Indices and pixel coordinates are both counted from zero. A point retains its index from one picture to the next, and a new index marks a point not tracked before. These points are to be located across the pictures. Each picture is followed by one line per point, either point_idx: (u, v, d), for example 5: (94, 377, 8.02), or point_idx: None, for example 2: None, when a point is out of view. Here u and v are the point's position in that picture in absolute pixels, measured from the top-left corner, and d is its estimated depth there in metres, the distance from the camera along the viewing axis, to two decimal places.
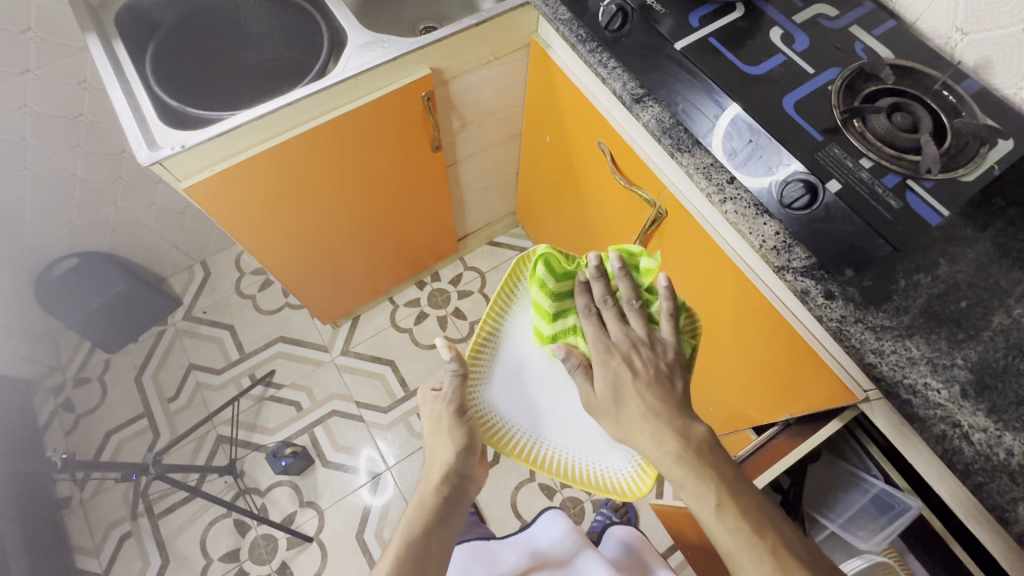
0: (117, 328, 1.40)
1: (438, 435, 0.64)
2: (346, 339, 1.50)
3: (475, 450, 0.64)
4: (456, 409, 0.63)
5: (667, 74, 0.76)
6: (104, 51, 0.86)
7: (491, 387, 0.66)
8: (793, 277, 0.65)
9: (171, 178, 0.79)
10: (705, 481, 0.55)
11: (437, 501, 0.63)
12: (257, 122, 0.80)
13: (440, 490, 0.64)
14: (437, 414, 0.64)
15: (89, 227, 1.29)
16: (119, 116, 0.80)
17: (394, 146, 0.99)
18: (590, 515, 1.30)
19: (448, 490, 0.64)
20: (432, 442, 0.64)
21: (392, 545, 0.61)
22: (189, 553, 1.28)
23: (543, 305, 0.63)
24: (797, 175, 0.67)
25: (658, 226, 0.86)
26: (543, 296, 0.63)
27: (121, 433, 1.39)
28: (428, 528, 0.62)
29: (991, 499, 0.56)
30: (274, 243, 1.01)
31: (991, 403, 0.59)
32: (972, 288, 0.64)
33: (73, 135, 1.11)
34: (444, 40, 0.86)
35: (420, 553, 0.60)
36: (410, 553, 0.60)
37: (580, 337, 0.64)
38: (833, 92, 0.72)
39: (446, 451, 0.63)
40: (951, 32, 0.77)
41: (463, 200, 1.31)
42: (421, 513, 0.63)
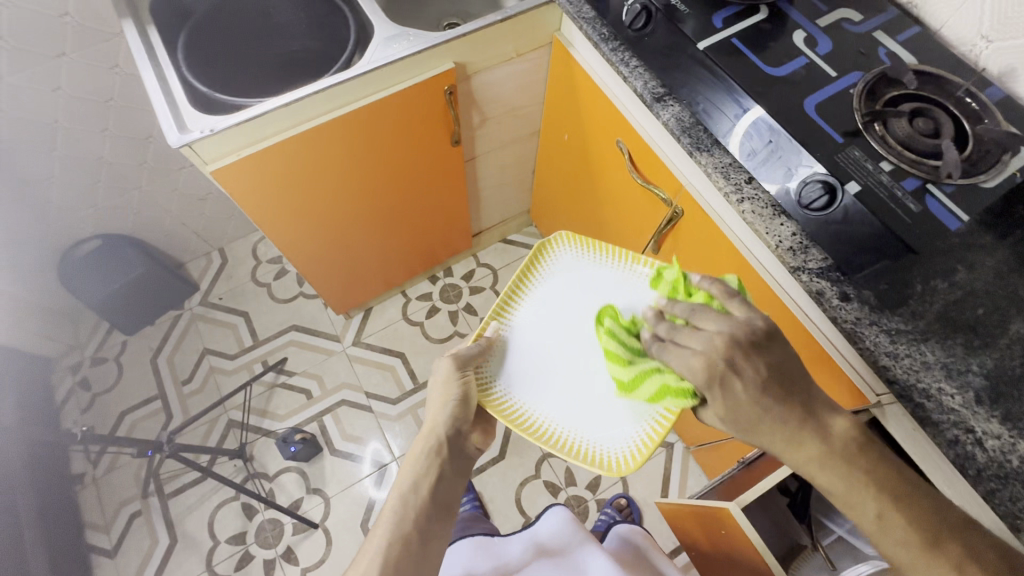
0: (135, 311, 1.43)
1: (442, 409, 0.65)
2: (358, 330, 1.51)
3: (469, 407, 0.65)
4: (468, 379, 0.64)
5: (688, 73, 0.77)
6: (139, 36, 0.88)
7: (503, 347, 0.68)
8: (809, 278, 0.65)
9: (198, 161, 0.81)
10: None
11: (432, 457, 0.65)
12: (283, 109, 0.82)
13: (435, 447, 0.66)
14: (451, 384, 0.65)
15: (113, 210, 1.32)
16: (152, 100, 0.82)
17: (414, 139, 1.00)
18: (594, 514, 1.29)
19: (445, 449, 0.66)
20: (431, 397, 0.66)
21: (389, 501, 0.64)
22: (197, 534, 1.30)
23: (616, 352, 0.60)
24: (817, 176, 0.68)
25: (674, 225, 0.87)
26: (614, 343, 0.60)
27: (135, 413, 1.41)
28: (422, 484, 0.65)
29: (1003, 506, 0.56)
30: (292, 231, 1.03)
31: (1005, 410, 0.59)
32: (989, 296, 0.64)
33: (104, 119, 1.14)
34: (469, 34, 0.88)
35: (423, 510, 0.63)
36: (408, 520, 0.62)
37: (670, 375, 0.57)
38: (855, 95, 0.72)
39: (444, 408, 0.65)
40: (976, 40, 0.77)
41: (479, 196, 1.33)
42: (415, 468, 0.65)
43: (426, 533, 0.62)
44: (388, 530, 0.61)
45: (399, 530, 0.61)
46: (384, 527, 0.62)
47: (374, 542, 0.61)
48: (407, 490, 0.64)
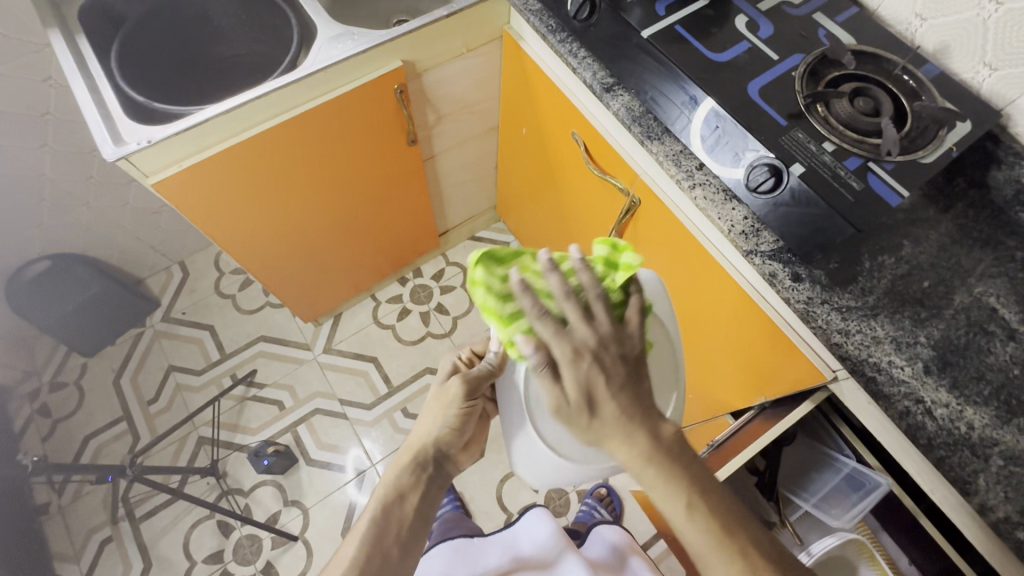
0: (93, 332, 1.38)
1: (439, 413, 0.69)
2: (329, 337, 1.49)
3: (462, 434, 0.70)
4: (467, 390, 0.67)
5: (636, 62, 0.77)
6: (67, 46, 0.84)
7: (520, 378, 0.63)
8: (761, 261, 0.66)
9: (138, 174, 0.78)
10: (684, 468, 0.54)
11: (417, 470, 0.68)
12: (225, 116, 0.79)
13: (419, 460, 0.69)
14: (446, 389, 0.68)
15: (61, 228, 1.27)
16: (84, 113, 0.78)
17: (369, 140, 0.98)
18: (575, 505, 1.30)
19: (430, 465, 0.69)
20: (429, 411, 0.70)
21: (369, 507, 0.66)
22: (172, 556, 1.27)
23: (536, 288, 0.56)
24: (763, 159, 0.68)
25: (633, 215, 0.87)
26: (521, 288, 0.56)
27: (100, 437, 1.37)
28: (407, 497, 0.67)
29: (953, 471, 0.57)
30: (250, 240, 1.01)
31: (952, 379, 0.60)
32: (934, 268, 0.66)
33: (41, 134, 1.09)
34: (416, 31, 0.86)
35: (404, 528, 0.65)
36: (384, 532, 0.64)
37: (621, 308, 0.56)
38: (797, 78, 0.73)
39: (439, 422, 0.68)
40: (911, 18, 0.78)
41: (442, 194, 1.31)
42: (401, 476, 0.68)
43: (404, 547, 0.64)
44: (365, 538, 0.63)
45: (377, 540, 0.63)
46: (360, 538, 0.63)
47: (349, 547, 0.63)
48: (387, 501, 0.66)
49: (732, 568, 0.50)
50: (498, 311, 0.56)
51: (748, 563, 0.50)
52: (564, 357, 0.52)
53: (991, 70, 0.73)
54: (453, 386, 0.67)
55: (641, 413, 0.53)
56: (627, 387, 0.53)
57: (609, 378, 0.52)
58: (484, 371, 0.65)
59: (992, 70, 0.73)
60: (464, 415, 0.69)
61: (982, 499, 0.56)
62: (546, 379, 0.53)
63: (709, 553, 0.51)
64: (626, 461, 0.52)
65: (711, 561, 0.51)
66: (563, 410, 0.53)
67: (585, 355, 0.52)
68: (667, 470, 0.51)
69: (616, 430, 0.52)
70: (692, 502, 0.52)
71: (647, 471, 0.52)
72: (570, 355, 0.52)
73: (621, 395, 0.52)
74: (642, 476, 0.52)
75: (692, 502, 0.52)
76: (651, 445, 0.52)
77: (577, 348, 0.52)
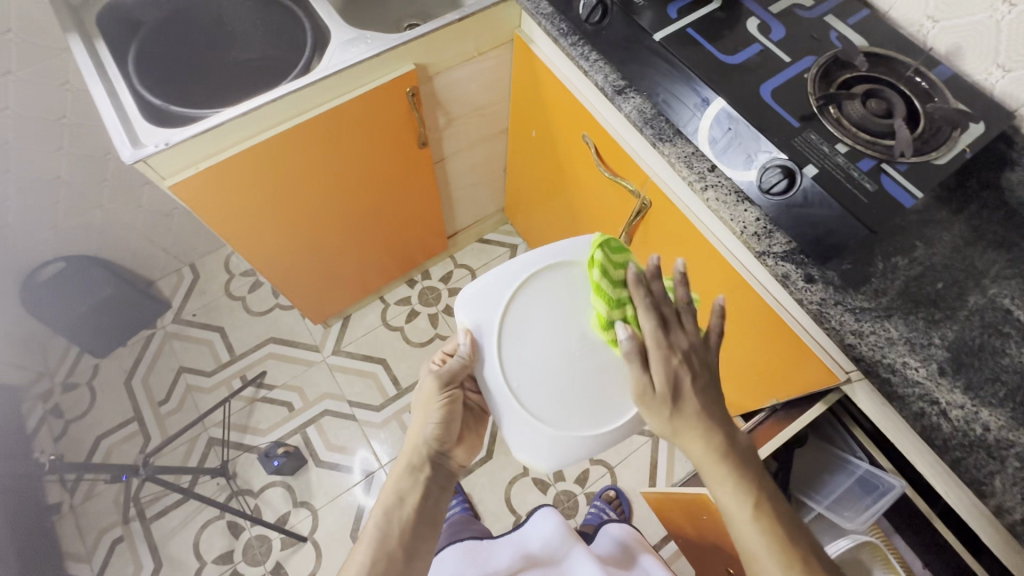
0: (105, 333, 1.39)
1: (424, 413, 0.69)
2: (338, 338, 1.49)
3: (451, 430, 0.69)
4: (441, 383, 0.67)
5: (647, 64, 0.77)
6: (86, 50, 0.86)
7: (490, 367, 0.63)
8: (774, 262, 0.66)
9: (155, 176, 0.79)
10: None
11: (414, 471, 0.68)
12: (240, 119, 0.80)
13: (417, 461, 0.69)
14: (424, 389, 0.69)
15: (76, 230, 1.28)
16: (102, 115, 0.79)
17: (381, 143, 0.99)
18: (583, 508, 1.30)
19: (426, 464, 0.69)
20: (415, 413, 0.70)
21: (373, 512, 0.66)
22: (182, 557, 1.27)
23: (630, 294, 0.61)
24: (776, 161, 0.68)
25: (643, 217, 0.87)
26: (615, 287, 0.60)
27: (112, 437, 1.38)
28: (406, 499, 0.67)
29: (969, 473, 0.57)
30: (261, 241, 1.01)
31: (967, 380, 0.60)
32: (948, 270, 0.66)
33: (57, 137, 1.11)
34: (429, 35, 0.87)
35: (407, 528, 0.65)
36: (388, 534, 0.64)
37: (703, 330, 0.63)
38: (809, 80, 0.74)
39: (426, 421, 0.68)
40: (923, 20, 0.79)
41: (450, 197, 1.32)
42: (400, 478, 0.68)
43: (408, 548, 0.64)
44: (370, 542, 0.63)
45: (383, 544, 0.63)
46: (366, 544, 0.63)
47: (357, 553, 0.63)
48: (392, 505, 0.66)
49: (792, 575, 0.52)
50: (608, 295, 0.60)
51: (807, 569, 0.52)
52: (656, 347, 0.57)
53: (1004, 71, 0.73)
54: (427, 382, 0.67)
55: (719, 413, 0.57)
56: (709, 388, 0.58)
57: (694, 376, 0.57)
58: (454, 365, 0.65)
59: (1006, 71, 0.73)
60: (446, 408, 0.68)
61: (998, 501, 0.56)
62: (636, 366, 0.57)
63: (767, 555, 0.53)
64: (700, 456, 0.57)
65: (769, 563, 0.53)
66: (645, 397, 0.57)
67: (677, 354, 0.57)
68: (739, 466, 0.56)
69: (695, 423, 0.56)
70: (758, 504, 0.55)
71: (719, 468, 0.56)
72: (663, 350, 0.57)
73: (703, 393, 0.57)
74: (711, 470, 0.57)
75: (759, 504, 0.55)
76: (727, 444, 0.56)
77: (672, 347, 0.57)
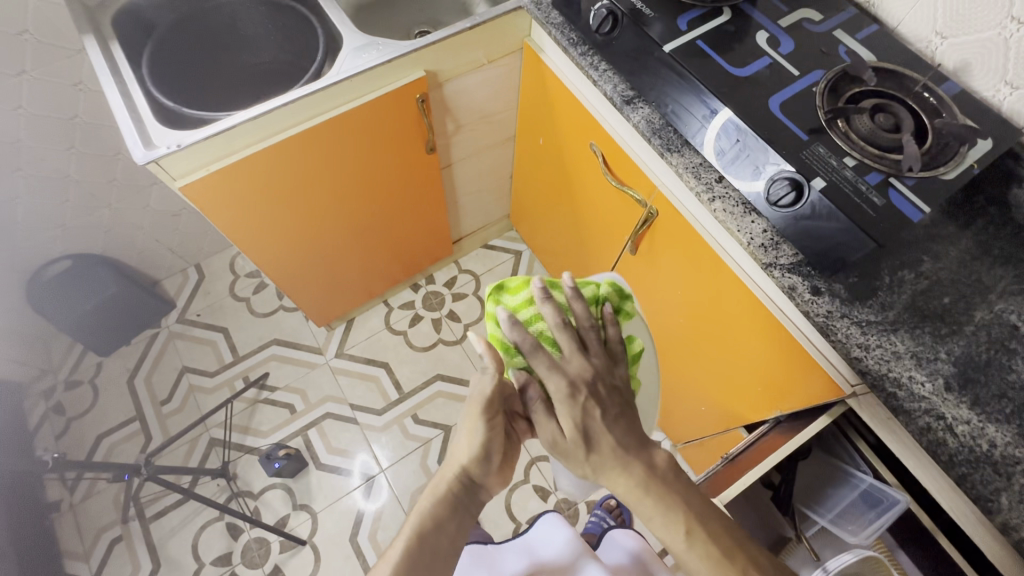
0: (110, 331, 1.40)
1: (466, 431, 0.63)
2: (341, 341, 1.50)
3: (492, 454, 0.63)
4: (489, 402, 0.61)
5: (656, 75, 0.78)
6: (100, 51, 0.87)
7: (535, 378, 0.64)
8: (781, 274, 0.66)
9: (166, 177, 0.80)
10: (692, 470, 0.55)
11: (449, 493, 0.63)
12: (252, 122, 0.81)
13: (454, 487, 0.63)
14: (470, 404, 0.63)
15: (84, 229, 1.29)
16: (116, 116, 0.80)
17: (390, 148, 1.00)
18: (584, 516, 1.30)
19: (462, 487, 0.63)
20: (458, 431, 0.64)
21: (403, 532, 0.61)
22: (181, 557, 1.27)
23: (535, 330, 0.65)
24: (783, 173, 0.69)
25: (649, 226, 0.88)
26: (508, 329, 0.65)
27: (114, 436, 1.38)
28: (442, 523, 0.62)
29: (974, 489, 0.57)
30: (269, 244, 1.02)
31: (973, 396, 0.60)
32: (954, 284, 0.66)
33: (69, 137, 1.12)
34: (439, 42, 0.88)
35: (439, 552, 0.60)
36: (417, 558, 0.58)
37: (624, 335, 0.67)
38: (817, 94, 0.74)
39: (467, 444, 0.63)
40: (931, 36, 0.79)
41: (457, 203, 1.32)
42: (434, 501, 0.62)
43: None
44: (396, 565, 0.58)
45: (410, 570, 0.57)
46: (390, 565, 0.58)
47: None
48: (424, 525, 0.61)
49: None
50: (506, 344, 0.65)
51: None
52: (560, 392, 0.60)
53: (1012, 88, 0.73)
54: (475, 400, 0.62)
55: None
56: (621, 420, 0.61)
57: (603, 410, 0.61)
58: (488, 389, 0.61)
59: (1013, 88, 0.73)
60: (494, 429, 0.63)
61: (1004, 517, 0.56)
62: (543, 412, 0.62)
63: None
64: (624, 493, 0.59)
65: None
66: (562, 441, 0.61)
67: (581, 389, 0.61)
68: (663, 495, 0.58)
69: (611, 460, 0.59)
70: (691, 530, 0.56)
71: (643, 499, 0.58)
72: (565, 391, 0.60)
73: (615, 425, 0.60)
74: (639, 504, 0.58)
75: (692, 531, 0.56)
76: (647, 476, 0.58)
77: (574, 383, 0.61)
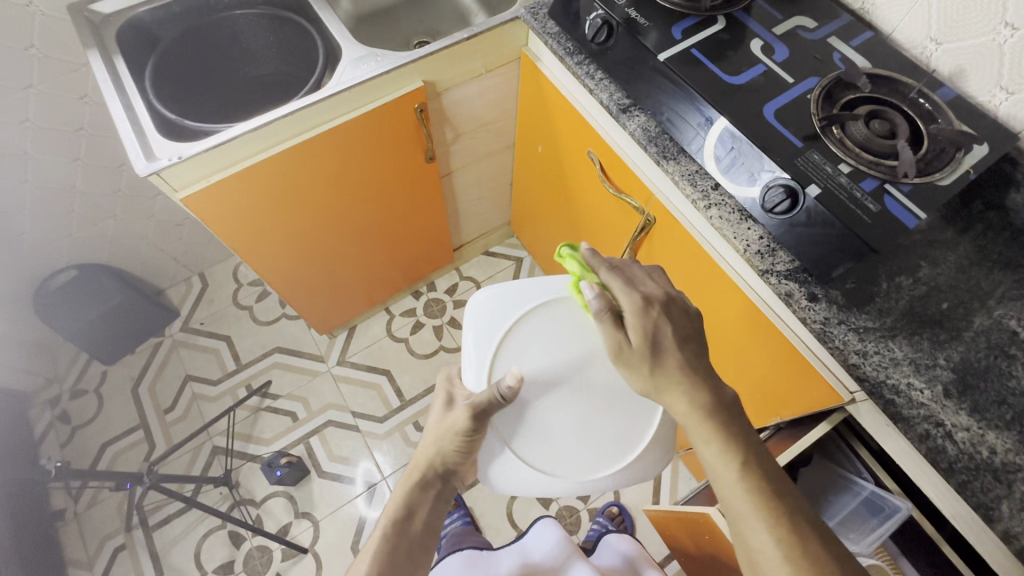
0: (115, 340, 1.41)
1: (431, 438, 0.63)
2: (343, 349, 1.50)
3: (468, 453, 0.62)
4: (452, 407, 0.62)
5: (652, 84, 0.78)
6: (104, 66, 0.88)
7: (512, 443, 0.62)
8: (777, 280, 0.66)
9: (168, 188, 0.81)
10: (730, 446, 0.54)
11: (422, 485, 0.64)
12: (252, 135, 0.82)
13: (427, 476, 0.64)
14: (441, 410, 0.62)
15: (89, 239, 1.31)
16: (119, 129, 0.82)
17: (389, 157, 1.01)
18: (586, 524, 1.29)
19: (436, 478, 0.65)
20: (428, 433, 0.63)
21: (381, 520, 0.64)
22: (184, 565, 1.27)
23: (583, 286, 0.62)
24: (779, 180, 0.69)
25: (647, 233, 0.88)
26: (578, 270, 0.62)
27: (116, 444, 1.38)
28: (416, 512, 0.64)
29: (975, 497, 0.56)
30: (270, 253, 1.03)
31: (973, 402, 0.60)
32: (953, 290, 0.66)
33: (74, 149, 1.13)
34: (437, 53, 0.89)
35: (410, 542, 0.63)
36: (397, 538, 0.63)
37: None
38: (812, 101, 0.74)
39: (445, 439, 0.61)
40: (926, 42, 0.79)
41: (458, 210, 1.33)
42: (408, 489, 0.65)
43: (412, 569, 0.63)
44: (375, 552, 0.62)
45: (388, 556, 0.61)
46: (372, 551, 0.62)
47: (362, 562, 0.62)
48: (398, 516, 0.64)
49: (777, 530, 0.50)
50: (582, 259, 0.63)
51: (791, 527, 0.50)
52: (633, 307, 0.57)
53: (1007, 94, 0.73)
54: (454, 416, 0.60)
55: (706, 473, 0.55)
56: (690, 344, 0.58)
57: (673, 327, 0.57)
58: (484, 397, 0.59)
59: (1009, 93, 0.73)
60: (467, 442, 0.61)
61: (1005, 526, 0.55)
62: (607, 325, 0.57)
63: (751, 513, 0.51)
64: (683, 413, 0.56)
65: (754, 521, 0.51)
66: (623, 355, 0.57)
67: (652, 306, 0.58)
68: (722, 426, 0.55)
69: (678, 380, 0.55)
70: (745, 462, 0.53)
71: (701, 424, 0.55)
72: (640, 306, 0.57)
73: (683, 350, 0.57)
74: (694, 429, 0.55)
75: (745, 464, 0.53)
76: (707, 403, 0.55)
77: (647, 299, 0.58)
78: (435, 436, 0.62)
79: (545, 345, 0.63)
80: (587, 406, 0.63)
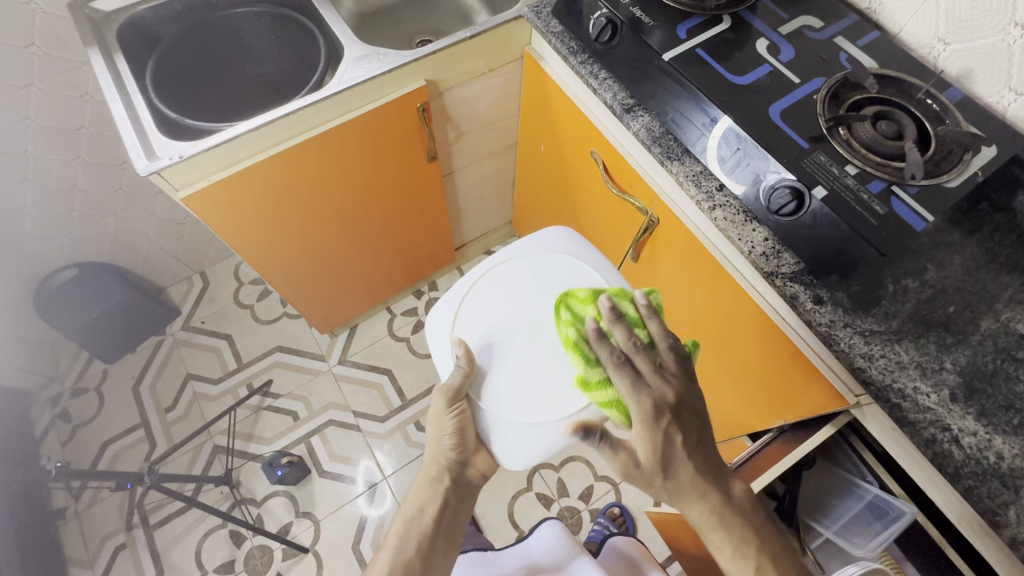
0: (116, 339, 1.41)
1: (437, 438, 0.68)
2: (344, 348, 1.50)
3: (466, 435, 0.67)
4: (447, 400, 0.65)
5: (656, 84, 0.77)
6: (105, 64, 0.87)
7: (488, 399, 0.66)
8: (782, 282, 0.66)
9: (168, 188, 0.81)
10: (746, 546, 0.59)
11: (433, 485, 0.71)
12: (252, 134, 0.81)
13: (439, 474, 0.70)
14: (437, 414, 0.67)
15: (90, 238, 1.30)
16: (120, 128, 0.81)
17: (390, 156, 1.00)
18: (587, 525, 1.28)
19: (444, 476, 0.70)
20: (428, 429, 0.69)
21: (397, 522, 0.70)
22: (184, 564, 1.27)
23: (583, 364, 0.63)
24: (784, 182, 0.68)
25: (651, 233, 0.87)
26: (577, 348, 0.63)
27: (117, 443, 1.38)
28: (425, 509, 0.70)
29: (982, 503, 0.56)
30: (271, 252, 1.03)
31: (980, 407, 0.59)
32: (959, 293, 0.65)
33: (75, 147, 1.13)
34: (439, 52, 0.88)
35: (424, 539, 0.69)
36: (411, 535, 0.69)
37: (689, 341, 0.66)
38: (818, 101, 0.74)
39: (442, 433, 0.67)
40: (934, 42, 0.79)
41: (459, 209, 1.32)
42: (421, 489, 0.71)
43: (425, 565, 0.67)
44: (391, 549, 0.68)
45: (402, 553, 0.67)
46: (389, 550, 0.68)
47: (379, 562, 0.67)
48: (411, 517, 0.70)
49: None
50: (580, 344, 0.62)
51: None
52: (643, 416, 0.58)
53: (1016, 94, 0.72)
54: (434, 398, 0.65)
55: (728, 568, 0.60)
56: (699, 447, 0.60)
57: (685, 436, 0.59)
58: (455, 378, 0.65)
59: (1018, 94, 0.72)
60: (457, 420, 0.66)
61: (1012, 532, 0.54)
62: (611, 447, 0.59)
63: None
64: (700, 520, 0.60)
65: None
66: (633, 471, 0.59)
67: (662, 415, 0.58)
68: (736, 531, 0.59)
69: (691, 489, 0.59)
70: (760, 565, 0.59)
71: (716, 530, 0.59)
72: (649, 415, 0.58)
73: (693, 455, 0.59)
74: (710, 534, 0.60)
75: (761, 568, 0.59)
76: (721, 504, 0.59)
77: (658, 405, 0.58)
78: (434, 419, 0.67)
79: (482, 301, 0.72)
80: (539, 339, 0.69)
